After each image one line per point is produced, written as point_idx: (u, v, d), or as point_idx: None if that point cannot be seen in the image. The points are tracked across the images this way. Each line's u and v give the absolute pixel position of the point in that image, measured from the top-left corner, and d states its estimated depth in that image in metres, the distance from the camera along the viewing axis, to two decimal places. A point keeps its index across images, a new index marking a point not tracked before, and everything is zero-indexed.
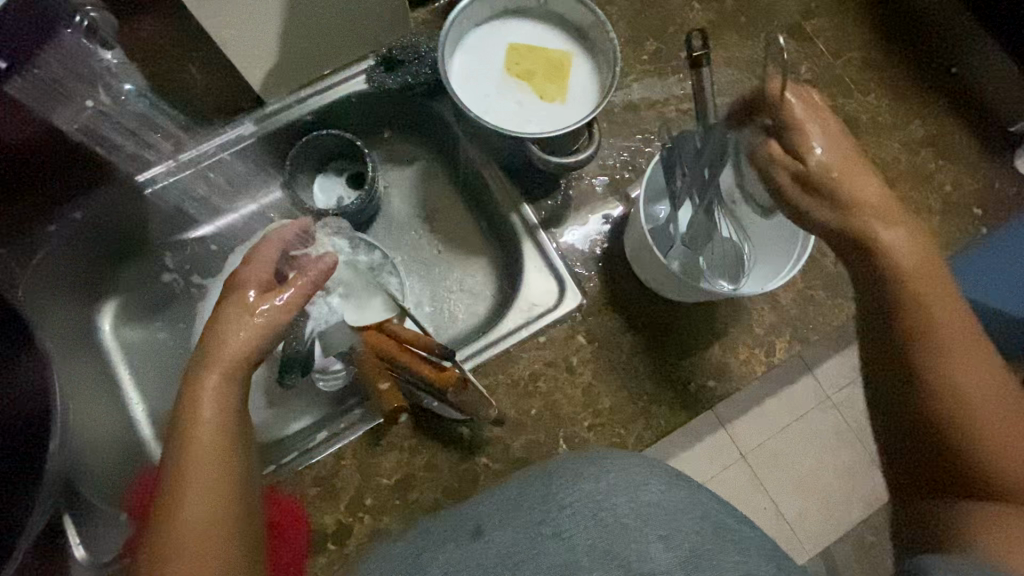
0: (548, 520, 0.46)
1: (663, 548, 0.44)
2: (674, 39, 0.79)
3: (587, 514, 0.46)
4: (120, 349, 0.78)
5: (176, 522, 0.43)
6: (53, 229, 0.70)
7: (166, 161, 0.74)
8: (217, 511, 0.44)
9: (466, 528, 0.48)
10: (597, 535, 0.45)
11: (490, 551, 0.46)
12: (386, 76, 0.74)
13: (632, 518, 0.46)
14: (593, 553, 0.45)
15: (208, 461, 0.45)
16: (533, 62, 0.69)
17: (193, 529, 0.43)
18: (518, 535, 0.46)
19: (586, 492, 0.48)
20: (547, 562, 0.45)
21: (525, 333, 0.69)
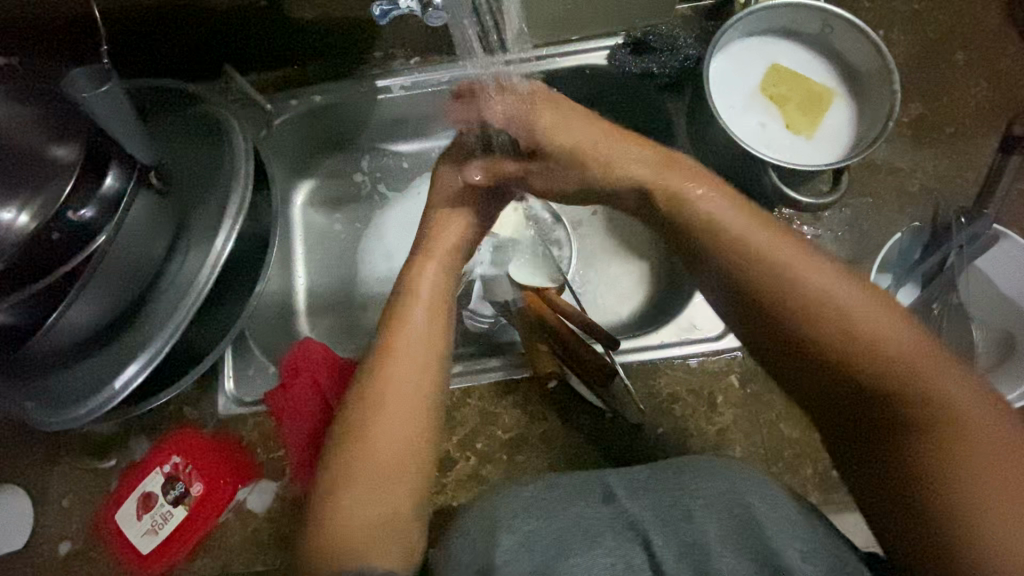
0: (681, 504, 0.47)
1: (802, 559, 0.42)
2: (942, 110, 0.71)
3: (723, 508, 0.46)
4: (301, 225, 0.85)
5: (381, 393, 0.54)
6: (294, 103, 0.77)
7: (405, 74, 0.79)
8: (415, 394, 0.55)
9: (597, 490, 0.50)
10: (729, 525, 0.45)
11: (619, 517, 0.47)
12: (631, 59, 0.74)
13: (772, 524, 0.44)
14: (726, 539, 0.44)
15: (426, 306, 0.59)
16: (791, 89, 0.66)
17: (393, 404, 0.54)
18: (651, 511, 0.47)
19: (721, 489, 0.47)
20: (677, 540, 0.45)
21: (677, 352, 0.67)
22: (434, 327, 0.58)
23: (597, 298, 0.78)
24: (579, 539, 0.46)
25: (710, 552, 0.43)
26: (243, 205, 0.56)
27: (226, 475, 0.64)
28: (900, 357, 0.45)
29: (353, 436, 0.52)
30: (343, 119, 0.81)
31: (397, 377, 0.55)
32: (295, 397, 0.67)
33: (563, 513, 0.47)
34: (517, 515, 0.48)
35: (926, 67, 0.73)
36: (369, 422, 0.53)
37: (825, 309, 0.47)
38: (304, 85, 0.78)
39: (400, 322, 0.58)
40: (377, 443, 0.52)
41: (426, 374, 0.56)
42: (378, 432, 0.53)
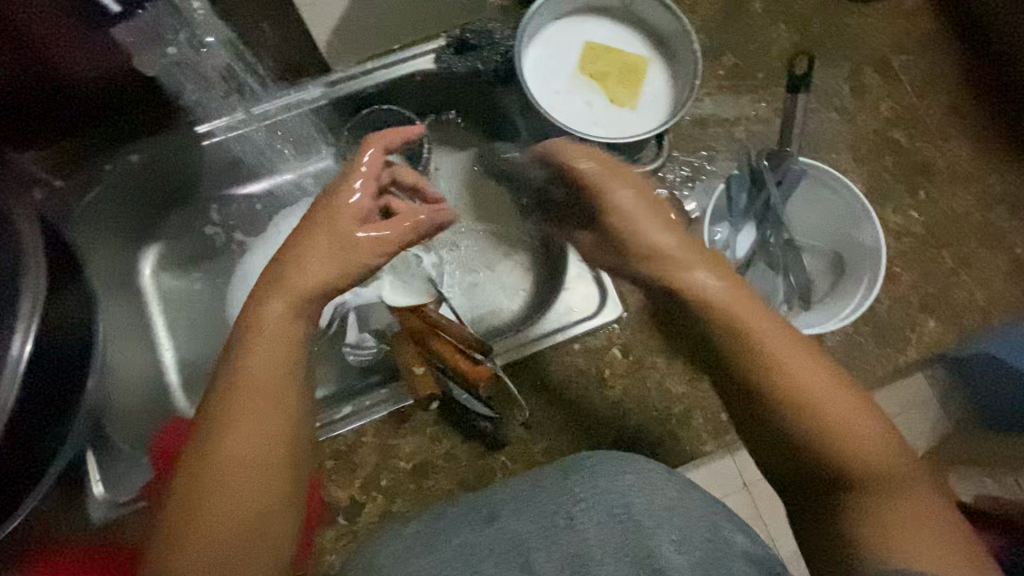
0: (562, 511, 0.45)
1: (674, 550, 0.43)
2: (753, 58, 0.76)
3: (603, 511, 0.45)
4: (156, 294, 0.79)
5: (227, 435, 0.41)
6: (108, 168, 0.70)
7: (224, 114, 0.73)
8: (263, 434, 0.42)
9: (480, 513, 0.47)
10: (615, 530, 0.44)
11: (501, 537, 0.45)
12: (456, 59, 0.73)
13: (646, 513, 0.45)
14: (608, 546, 0.44)
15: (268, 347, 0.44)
16: (608, 63, 0.67)
17: (239, 449, 0.41)
18: (532, 524, 0.46)
19: (601, 490, 0.46)
20: (560, 553, 0.44)
21: (559, 337, 0.68)
22: (288, 346, 0.44)
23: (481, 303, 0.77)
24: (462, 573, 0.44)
25: (591, 560, 0.43)
26: (38, 301, 0.49)
27: None
28: (854, 432, 0.42)
29: (191, 496, 0.40)
30: (173, 174, 0.75)
31: (245, 412, 0.42)
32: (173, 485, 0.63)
33: (443, 547, 0.45)
34: (411, 550, 0.46)
35: (731, 20, 0.77)
36: (214, 473, 0.40)
37: (787, 364, 0.43)
38: (115, 148, 0.72)
39: (250, 340, 0.44)
40: (223, 503, 0.40)
41: (282, 405, 0.43)
42: (223, 489, 0.40)
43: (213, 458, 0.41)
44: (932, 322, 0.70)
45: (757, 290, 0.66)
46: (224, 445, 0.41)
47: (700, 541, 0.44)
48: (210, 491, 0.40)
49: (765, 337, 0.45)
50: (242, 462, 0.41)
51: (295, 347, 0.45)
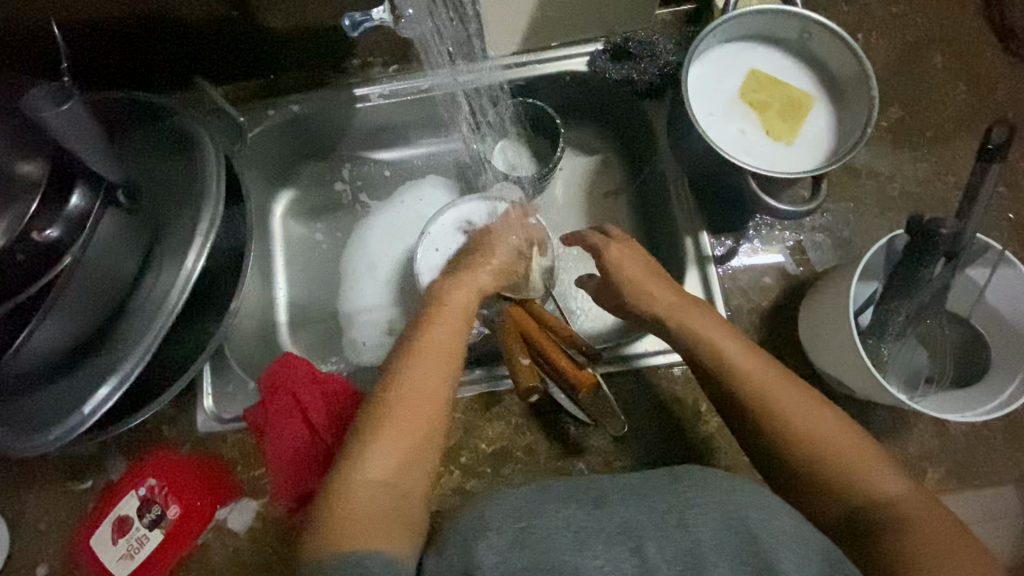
0: (674, 510, 0.46)
1: (794, 562, 0.42)
2: (921, 115, 0.72)
3: (717, 518, 0.45)
4: (282, 236, 0.84)
5: (410, 384, 0.53)
6: (273, 112, 0.76)
7: (383, 82, 0.77)
8: (436, 401, 0.53)
9: (585, 496, 0.49)
10: (730, 539, 0.44)
11: (610, 520, 0.46)
12: (610, 65, 0.74)
13: (766, 532, 0.44)
14: (718, 549, 0.43)
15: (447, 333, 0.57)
16: (771, 94, 0.66)
17: (413, 411, 0.52)
18: (642, 514, 0.46)
19: (716, 500, 0.46)
20: (673, 548, 0.44)
21: (663, 359, 0.67)
22: (453, 334, 0.57)
23: (584, 308, 0.77)
24: (568, 552, 0.44)
25: (704, 559, 0.43)
26: (214, 222, 0.54)
27: (207, 494, 0.64)
28: (831, 432, 0.50)
29: (381, 425, 0.51)
30: (320, 128, 0.80)
31: (425, 372, 0.54)
32: (272, 412, 0.66)
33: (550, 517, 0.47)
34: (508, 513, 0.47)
35: (906, 71, 0.73)
36: (398, 411, 0.52)
37: (791, 410, 0.51)
38: (280, 95, 0.77)
39: (431, 326, 0.57)
40: (404, 433, 0.51)
41: (449, 375, 0.55)
42: (404, 422, 0.52)
43: (392, 402, 0.53)
44: None
45: (898, 363, 0.61)
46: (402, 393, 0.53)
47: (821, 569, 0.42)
48: (397, 424, 0.51)
49: (777, 393, 0.52)
50: (417, 409, 0.52)
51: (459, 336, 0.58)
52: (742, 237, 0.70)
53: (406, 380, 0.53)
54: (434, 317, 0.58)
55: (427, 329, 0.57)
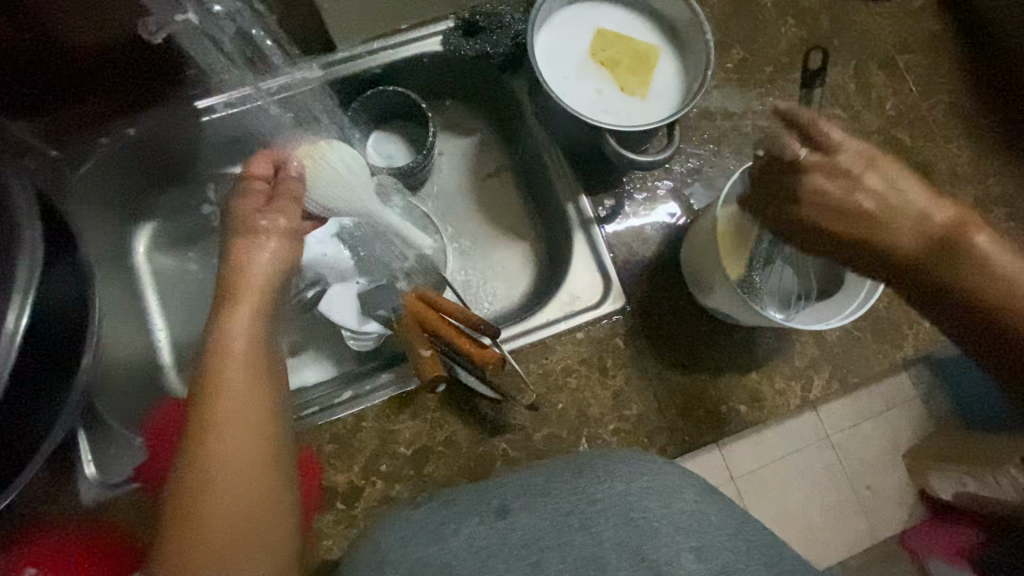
0: (579, 512, 0.47)
1: (692, 557, 0.45)
2: (761, 52, 0.76)
3: (619, 514, 0.46)
4: (150, 273, 0.77)
5: (215, 436, 0.46)
6: (104, 142, 0.69)
7: (228, 90, 0.72)
8: (255, 460, 0.47)
9: (492, 505, 0.48)
10: (628, 536, 0.46)
11: (515, 532, 0.46)
12: (464, 42, 0.73)
13: (664, 524, 0.46)
14: (619, 549, 0.45)
15: (235, 373, 0.50)
16: (619, 51, 0.67)
17: (230, 481, 0.45)
18: (546, 521, 0.47)
19: (618, 492, 0.48)
20: (573, 556, 0.45)
21: (563, 325, 0.67)
22: (253, 366, 0.51)
23: (485, 289, 0.77)
24: (471, 566, 0.45)
25: (606, 563, 0.45)
26: (34, 273, 0.47)
27: (104, 567, 0.60)
28: (975, 247, 0.49)
29: (201, 490, 0.45)
30: (166, 150, 0.73)
31: (233, 418, 0.47)
32: (166, 464, 0.62)
33: (450, 538, 0.46)
34: (410, 540, 0.46)
35: (740, 13, 0.77)
36: (210, 469, 0.45)
37: (894, 230, 0.52)
38: (112, 123, 0.70)
39: (220, 364, 0.50)
40: (230, 490, 0.45)
41: (265, 408, 0.49)
42: (226, 477, 0.45)
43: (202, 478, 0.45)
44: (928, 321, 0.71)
45: (772, 289, 0.66)
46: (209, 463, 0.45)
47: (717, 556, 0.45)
48: (218, 484, 0.45)
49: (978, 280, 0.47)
50: (233, 481, 0.45)
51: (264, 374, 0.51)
52: (620, 194, 0.72)
53: (205, 436, 0.46)
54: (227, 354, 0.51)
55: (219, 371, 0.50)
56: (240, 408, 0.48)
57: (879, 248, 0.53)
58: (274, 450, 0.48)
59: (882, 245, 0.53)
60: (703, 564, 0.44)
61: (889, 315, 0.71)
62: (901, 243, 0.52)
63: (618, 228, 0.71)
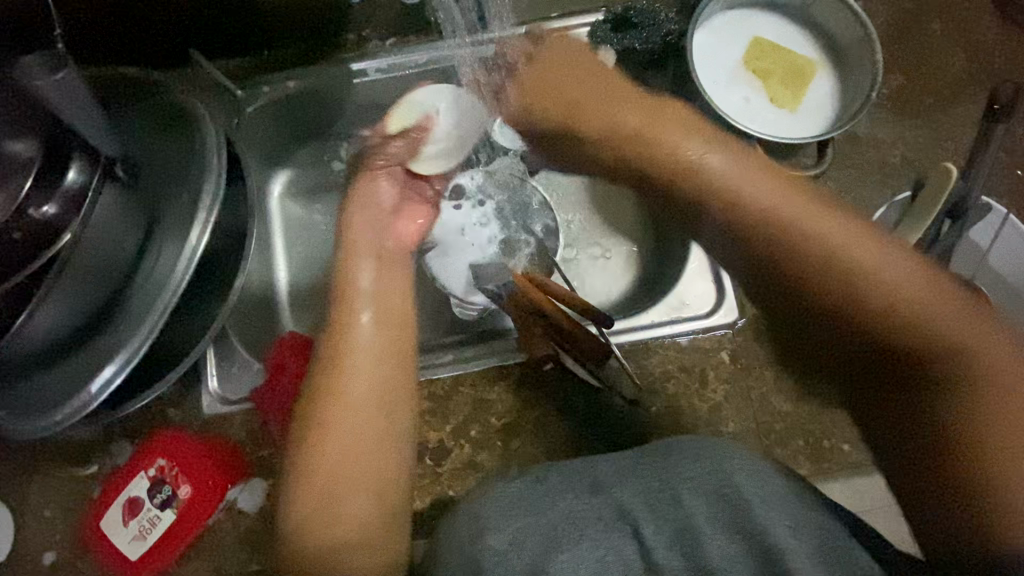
0: (669, 488, 0.47)
1: (790, 535, 0.43)
2: (923, 81, 0.72)
3: (710, 490, 0.46)
4: (281, 218, 0.83)
5: (332, 421, 0.49)
6: (268, 90, 0.75)
7: (380, 57, 0.76)
8: (376, 406, 0.51)
9: (584, 482, 0.49)
10: (721, 511, 0.45)
11: (608, 505, 0.47)
12: (612, 35, 0.72)
13: (758, 501, 0.45)
14: (714, 521, 0.45)
15: (365, 322, 0.54)
16: (775, 62, 0.66)
17: (355, 419, 0.50)
18: (639, 497, 0.47)
19: (708, 469, 0.47)
20: (670, 528, 0.45)
21: (668, 331, 0.67)
22: (384, 315, 0.55)
23: (589, 282, 0.77)
24: (568, 534, 0.46)
25: (701, 533, 0.45)
26: (217, 198, 0.53)
27: (212, 470, 0.63)
28: (874, 270, 0.46)
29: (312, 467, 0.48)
30: (316, 105, 0.78)
31: (345, 408, 0.50)
32: (275, 390, 0.66)
33: (550, 510, 0.47)
34: (509, 511, 0.48)
35: (906, 38, 0.73)
36: (334, 449, 0.49)
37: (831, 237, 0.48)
38: (275, 72, 0.76)
39: (345, 319, 0.54)
40: (348, 470, 0.48)
41: (386, 359, 0.53)
42: (341, 439, 0.49)
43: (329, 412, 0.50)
44: None
45: None
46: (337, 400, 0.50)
47: (817, 538, 0.43)
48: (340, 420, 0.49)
49: (898, 297, 0.45)
50: (354, 420, 0.50)
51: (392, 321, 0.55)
52: None
53: (322, 418, 0.49)
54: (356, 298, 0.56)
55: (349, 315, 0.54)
56: (368, 352, 0.53)
57: (813, 263, 0.48)
58: (394, 402, 0.52)
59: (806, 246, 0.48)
60: (804, 541, 0.43)
61: None
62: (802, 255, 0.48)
63: None
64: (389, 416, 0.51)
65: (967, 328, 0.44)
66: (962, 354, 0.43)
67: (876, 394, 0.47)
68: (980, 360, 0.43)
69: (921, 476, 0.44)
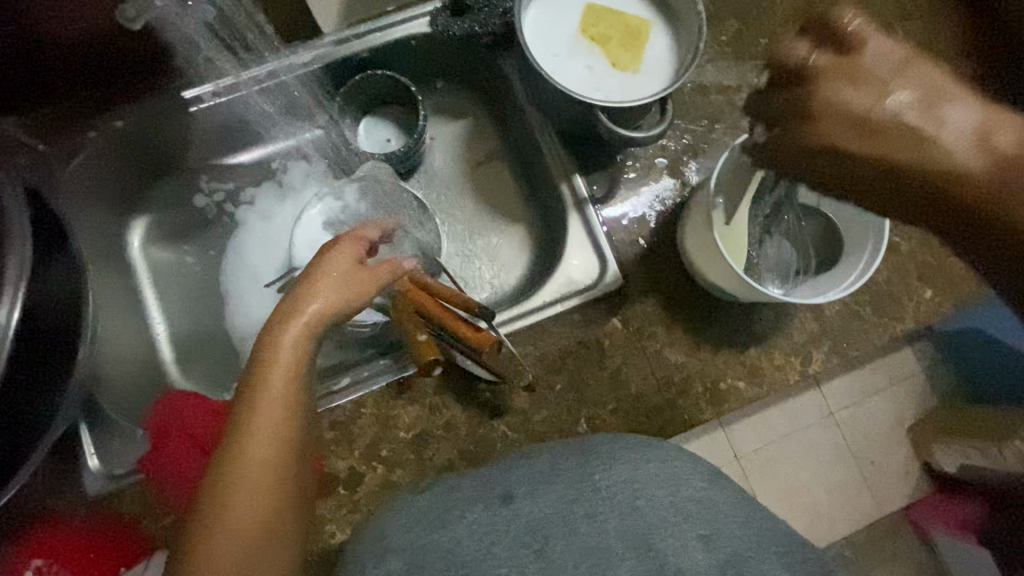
0: (583, 500, 0.47)
1: (697, 548, 0.45)
2: (756, 23, 0.74)
3: (624, 502, 0.47)
4: (147, 267, 0.77)
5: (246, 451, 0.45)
6: (91, 135, 0.68)
7: (215, 77, 0.71)
8: (262, 515, 0.45)
9: (495, 492, 0.49)
10: (631, 522, 0.46)
11: (517, 521, 0.47)
12: (452, 21, 0.71)
13: (663, 508, 0.46)
14: (624, 539, 0.46)
15: (269, 411, 0.46)
16: (610, 26, 0.66)
17: (238, 531, 0.44)
18: (549, 509, 0.47)
19: (623, 478, 0.48)
20: (579, 545, 0.45)
21: (558, 308, 0.67)
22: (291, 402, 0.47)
23: (482, 274, 0.77)
24: (473, 553, 0.45)
25: (611, 554, 0.45)
26: (25, 268, 0.47)
27: (110, 556, 0.60)
28: None
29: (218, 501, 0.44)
30: (154, 139, 0.72)
31: (259, 437, 0.45)
32: (170, 460, 0.62)
33: (455, 525, 0.46)
34: (412, 527, 0.47)
35: None
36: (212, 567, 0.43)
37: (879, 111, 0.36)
38: (100, 115, 0.69)
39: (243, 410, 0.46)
40: None
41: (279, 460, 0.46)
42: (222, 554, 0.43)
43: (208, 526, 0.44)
44: (929, 291, 0.70)
45: (771, 263, 0.66)
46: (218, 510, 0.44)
47: (726, 552, 0.45)
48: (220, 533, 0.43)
49: None
50: (236, 531, 0.44)
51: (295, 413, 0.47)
52: (615, 175, 0.71)
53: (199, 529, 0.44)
54: (263, 382, 0.47)
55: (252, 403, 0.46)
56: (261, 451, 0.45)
57: (910, 152, 0.35)
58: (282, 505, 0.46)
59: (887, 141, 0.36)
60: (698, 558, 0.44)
61: (890, 286, 0.70)
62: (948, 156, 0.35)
63: (615, 209, 0.71)
64: (272, 525, 0.46)
65: None
66: None
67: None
68: None
69: None
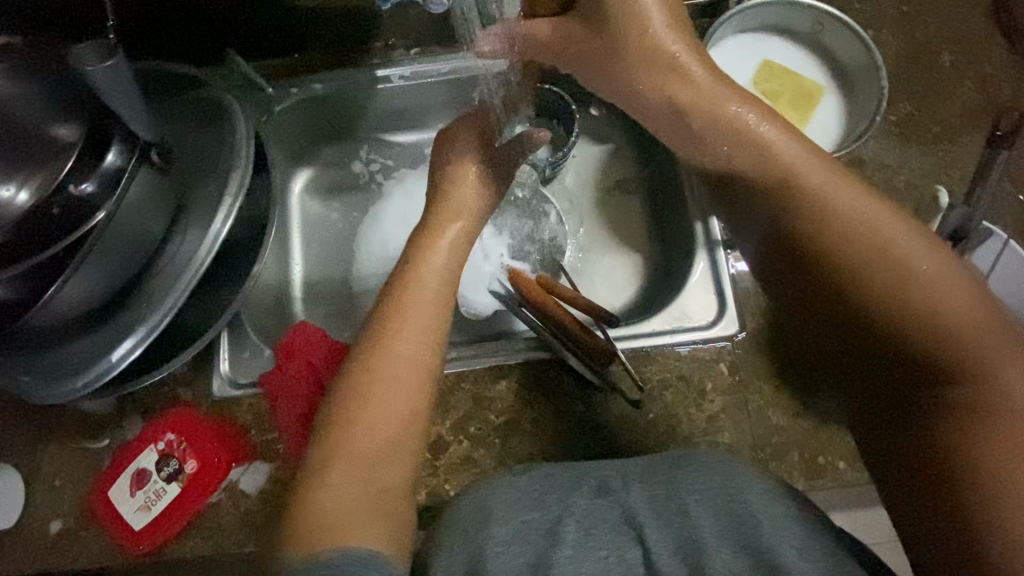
0: (674, 497, 0.49)
1: (798, 556, 0.43)
2: (929, 109, 0.73)
3: (719, 504, 0.47)
4: (298, 214, 0.87)
5: (372, 390, 0.52)
6: (295, 91, 0.79)
7: (404, 65, 0.80)
8: (413, 364, 0.54)
9: (590, 483, 0.51)
10: (727, 524, 0.46)
11: (614, 509, 0.48)
12: None
13: (766, 517, 0.46)
14: (721, 537, 0.45)
15: (441, 287, 0.59)
16: (782, 84, 0.68)
17: (392, 366, 0.53)
18: (651, 505, 0.48)
19: (718, 481, 0.49)
20: (672, 536, 0.46)
21: (667, 340, 0.69)
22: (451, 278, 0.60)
23: (594, 291, 0.80)
24: (574, 533, 0.46)
25: (705, 545, 0.45)
26: (243, 183, 0.57)
27: (219, 453, 0.65)
28: (913, 272, 0.46)
29: (341, 430, 0.51)
30: (344, 106, 0.82)
31: (405, 334, 0.55)
32: (288, 379, 0.68)
33: (554, 506, 0.48)
34: (513, 502, 0.49)
35: (914, 70, 0.74)
36: (370, 388, 0.52)
37: (950, 319, 0.44)
38: (304, 74, 0.80)
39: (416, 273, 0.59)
40: (373, 418, 0.51)
41: (438, 327, 0.56)
42: (384, 385, 0.52)
43: (374, 356, 0.54)
44: None
45: None
46: (386, 346, 0.54)
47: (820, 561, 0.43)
48: (381, 364, 0.53)
49: (925, 303, 0.45)
50: (392, 369, 0.53)
51: (448, 290, 0.59)
52: None
53: (370, 360, 0.54)
54: (429, 256, 0.60)
55: (422, 271, 0.59)
56: (424, 310, 0.56)
57: (853, 257, 0.48)
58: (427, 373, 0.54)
59: (848, 249, 0.48)
60: (809, 562, 0.43)
61: None
62: (854, 238, 0.48)
63: (746, 264, 0.71)
64: (422, 380, 0.54)
65: (989, 344, 0.44)
66: (973, 375, 0.43)
67: (900, 395, 0.46)
68: (998, 375, 0.43)
69: (916, 493, 0.44)
